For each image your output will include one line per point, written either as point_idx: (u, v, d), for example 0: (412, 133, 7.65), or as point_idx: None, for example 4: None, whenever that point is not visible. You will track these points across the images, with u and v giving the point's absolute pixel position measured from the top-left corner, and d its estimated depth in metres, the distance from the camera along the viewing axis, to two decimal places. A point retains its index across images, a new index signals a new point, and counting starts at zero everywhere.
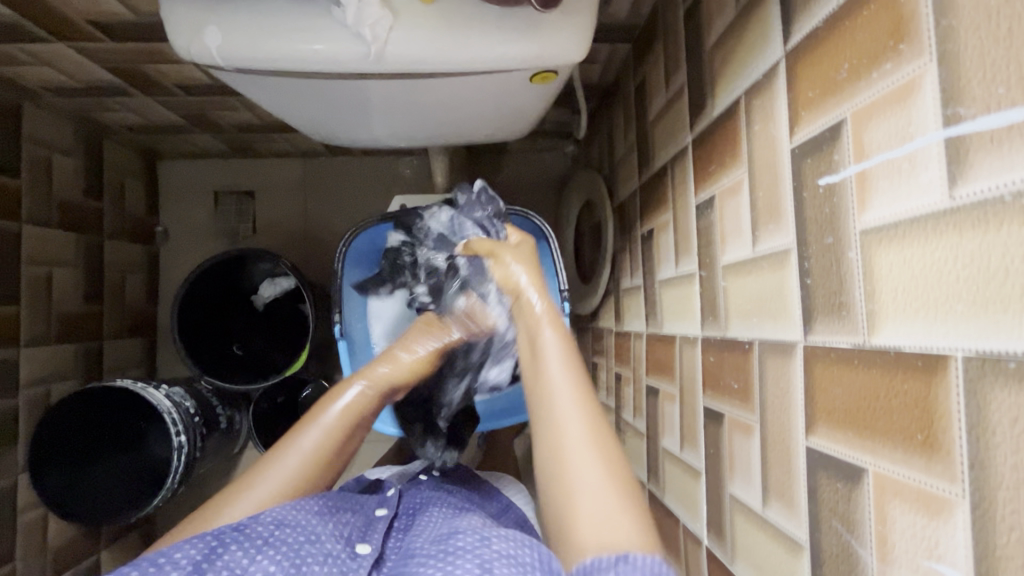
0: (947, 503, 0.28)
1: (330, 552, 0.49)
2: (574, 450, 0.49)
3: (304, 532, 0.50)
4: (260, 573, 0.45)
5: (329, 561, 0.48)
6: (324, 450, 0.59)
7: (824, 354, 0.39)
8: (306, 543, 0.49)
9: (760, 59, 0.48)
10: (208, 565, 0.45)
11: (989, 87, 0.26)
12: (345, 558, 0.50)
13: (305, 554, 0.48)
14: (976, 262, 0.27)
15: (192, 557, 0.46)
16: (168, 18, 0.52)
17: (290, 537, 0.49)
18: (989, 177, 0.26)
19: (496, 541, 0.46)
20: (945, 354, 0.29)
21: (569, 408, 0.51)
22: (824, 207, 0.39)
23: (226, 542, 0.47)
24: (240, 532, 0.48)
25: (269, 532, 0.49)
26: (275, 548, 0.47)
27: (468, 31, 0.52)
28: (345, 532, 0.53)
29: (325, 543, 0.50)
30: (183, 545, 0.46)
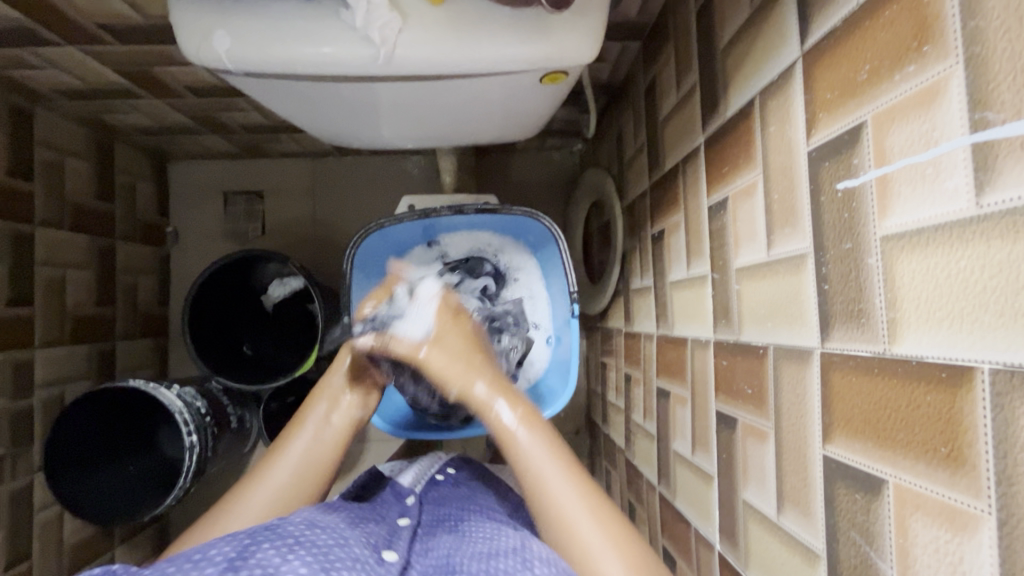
0: (973, 519, 0.28)
1: (359, 557, 0.47)
2: (558, 494, 0.52)
3: (333, 536, 0.48)
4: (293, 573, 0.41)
5: (360, 566, 0.45)
6: (312, 459, 0.62)
7: (842, 362, 0.38)
8: (335, 546, 0.46)
9: (775, 60, 0.47)
10: (241, 562, 0.41)
11: (1019, 91, 0.25)
12: (373, 563, 0.47)
13: (335, 557, 0.44)
14: (1005, 272, 0.26)
15: (225, 555, 0.42)
16: (177, 24, 0.52)
17: (319, 539, 0.46)
18: (1019, 185, 0.25)
19: (538, 566, 0.44)
20: (971, 366, 0.28)
21: (544, 459, 0.54)
22: (843, 213, 0.38)
23: (259, 541, 0.44)
24: (271, 532, 0.46)
25: (299, 533, 0.46)
26: (307, 550, 0.44)
27: (477, 33, 0.52)
28: (370, 539, 0.52)
29: (353, 547, 0.48)
30: (217, 545, 0.43)
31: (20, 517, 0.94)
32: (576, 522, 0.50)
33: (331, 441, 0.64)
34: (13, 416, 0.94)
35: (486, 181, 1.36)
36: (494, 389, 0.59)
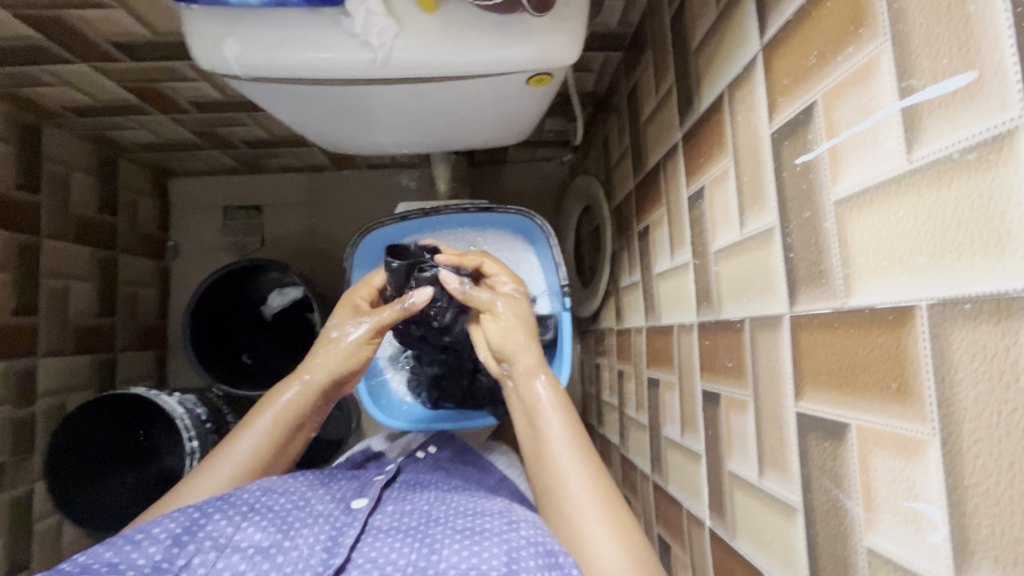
0: (920, 443, 0.30)
1: (323, 514, 0.54)
2: (572, 491, 0.55)
3: (292, 500, 0.54)
4: (246, 542, 0.49)
5: (323, 522, 0.52)
6: (261, 450, 0.62)
7: (808, 322, 0.41)
8: (294, 510, 0.53)
9: (740, 54, 0.51)
10: (188, 537, 0.48)
11: (935, 59, 0.29)
12: (338, 514, 0.54)
13: (293, 519, 0.52)
14: (933, 217, 0.30)
15: (171, 531, 0.48)
16: (188, 33, 0.56)
17: (276, 505, 0.53)
18: (941, 139, 0.29)
19: (524, 526, 0.48)
20: (912, 305, 0.31)
21: (574, 476, 0.56)
22: (802, 184, 0.41)
23: (208, 512, 0.50)
24: (223, 501, 0.51)
25: (255, 500, 0.52)
26: (262, 516, 0.51)
27: (466, 38, 0.56)
28: (337, 494, 0.58)
29: (315, 506, 0.54)
30: (162, 521, 0.48)
31: (20, 525, 0.95)
32: (580, 506, 0.53)
33: (286, 436, 0.64)
34: (15, 423, 0.96)
35: (480, 191, 1.41)
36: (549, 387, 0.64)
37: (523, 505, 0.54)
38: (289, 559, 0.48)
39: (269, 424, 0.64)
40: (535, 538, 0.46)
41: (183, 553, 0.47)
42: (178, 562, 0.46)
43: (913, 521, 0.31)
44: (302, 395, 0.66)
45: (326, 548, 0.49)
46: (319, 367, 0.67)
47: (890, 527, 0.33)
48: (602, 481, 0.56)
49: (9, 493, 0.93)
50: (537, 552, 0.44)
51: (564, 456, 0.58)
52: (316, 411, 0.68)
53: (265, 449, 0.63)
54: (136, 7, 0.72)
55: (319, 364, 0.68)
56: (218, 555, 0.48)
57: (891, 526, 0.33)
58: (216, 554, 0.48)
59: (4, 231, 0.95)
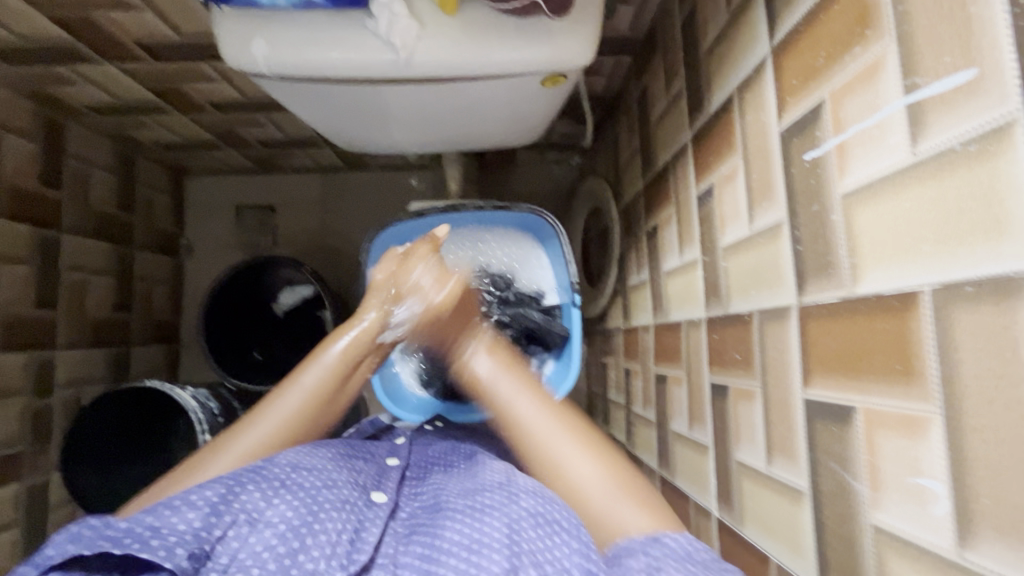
0: (924, 421, 0.32)
1: (347, 499, 0.51)
2: (557, 448, 0.53)
3: (319, 479, 0.51)
4: (277, 518, 0.47)
5: (346, 509, 0.50)
6: (323, 389, 0.60)
7: (816, 311, 0.43)
8: (322, 489, 0.50)
9: (750, 56, 0.53)
10: (224, 508, 0.47)
11: (938, 57, 0.31)
12: (361, 505, 0.51)
13: (322, 500, 0.49)
14: (937, 206, 0.31)
15: (208, 499, 0.47)
16: (219, 33, 0.58)
17: (305, 482, 0.50)
18: (944, 132, 0.31)
19: (524, 497, 0.48)
20: (916, 290, 0.33)
21: (563, 446, 0.53)
22: (810, 179, 0.43)
23: (243, 483, 0.49)
24: (256, 474, 0.50)
25: (285, 476, 0.50)
26: (292, 493, 0.49)
27: (485, 40, 0.58)
28: (359, 479, 0.55)
29: (342, 489, 0.52)
30: (200, 489, 0.47)
31: (36, 514, 0.96)
32: (571, 461, 0.52)
33: (346, 373, 0.61)
34: (34, 414, 0.97)
35: (488, 193, 1.43)
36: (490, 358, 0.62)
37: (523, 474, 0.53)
38: (319, 543, 0.46)
39: (334, 360, 0.61)
40: (537, 509, 0.47)
41: (219, 524, 0.46)
42: (214, 534, 0.45)
43: (918, 496, 0.33)
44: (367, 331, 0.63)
45: (351, 539, 0.47)
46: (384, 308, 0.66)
47: (896, 504, 0.35)
48: (597, 443, 0.54)
49: (27, 482, 0.95)
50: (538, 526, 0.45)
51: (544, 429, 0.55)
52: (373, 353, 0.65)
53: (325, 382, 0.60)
54: (165, 8, 0.75)
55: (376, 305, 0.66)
56: (250, 530, 0.46)
57: (897, 503, 0.34)
58: (247, 529, 0.46)
59: (28, 225, 0.97)
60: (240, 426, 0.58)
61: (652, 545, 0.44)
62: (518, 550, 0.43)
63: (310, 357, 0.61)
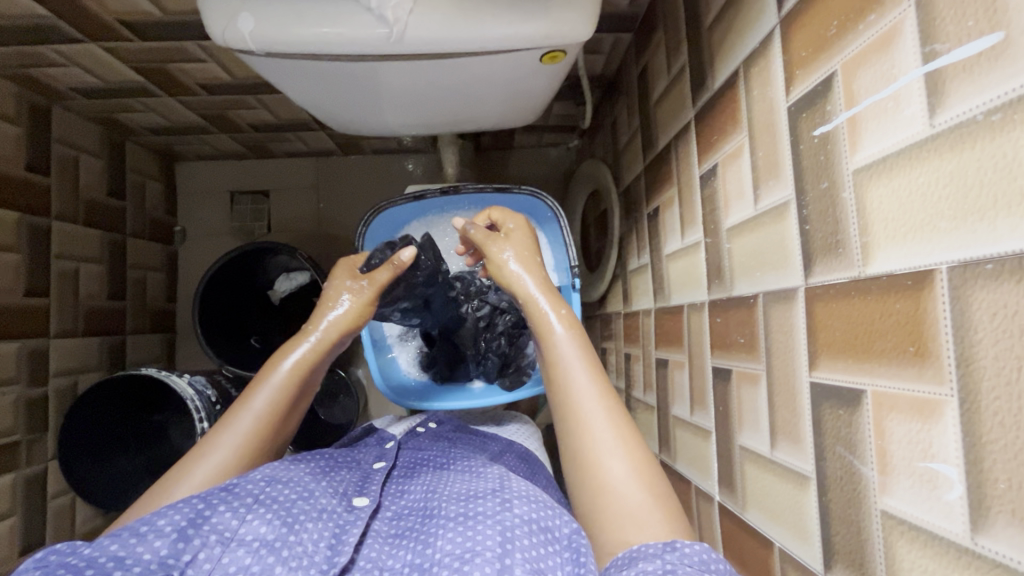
0: (938, 404, 0.31)
1: (325, 508, 0.51)
2: (598, 437, 0.51)
3: (296, 491, 0.51)
4: (251, 535, 0.45)
5: (324, 518, 0.49)
6: (274, 407, 0.60)
7: (824, 293, 0.41)
8: (298, 501, 0.50)
9: (756, 29, 0.51)
10: (194, 530, 0.44)
11: (960, 21, 0.29)
12: (341, 511, 0.51)
13: (298, 512, 0.48)
14: (956, 179, 0.30)
15: (176, 523, 0.44)
16: (203, 8, 0.56)
17: (281, 496, 0.49)
18: (963, 102, 0.29)
19: (517, 504, 0.47)
20: (932, 269, 0.31)
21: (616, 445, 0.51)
22: (820, 155, 0.42)
23: (214, 503, 0.47)
24: (228, 493, 0.48)
25: (259, 491, 0.49)
26: (267, 508, 0.48)
27: (482, 13, 0.56)
28: (339, 488, 0.56)
29: (319, 498, 0.51)
30: (167, 512, 0.45)
31: (36, 502, 0.96)
32: (609, 457, 0.50)
33: (296, 387, 0.62)
34: (29, 403, 0.97)
35: (486, 177, 1.41)
36: (566, 323, 0.60)
37: (516, 479, 0.53)
38: (296, 554, 0.45)
39: (284, 378, 0.61)
40: (529, 516, 0.45)
41: (188, 548, 0.43)
42: (184, 558, 0.42)
43: (928, 480, 0.32)
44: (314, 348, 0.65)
45: (332, 544, 0.47)
46: (329, 328, 0.67)
47: (905, 488, 0.34)
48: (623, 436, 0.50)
49: (25, 470, 0.95)
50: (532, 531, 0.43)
51: (600, 425, 0.52)
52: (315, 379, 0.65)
53: (276, 404, 0.60)
54: None
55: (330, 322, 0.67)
56: (223, 550, 0.44)
57: (907, 488, 0.34)
58: (221, 549, 0.44)
59: (16, 212, 0.95)
60: (186, 462, 0.55)
61: (668, 550, 0.40)
62: (508, 551, 0.41)
63: (258, 380, 0.61)
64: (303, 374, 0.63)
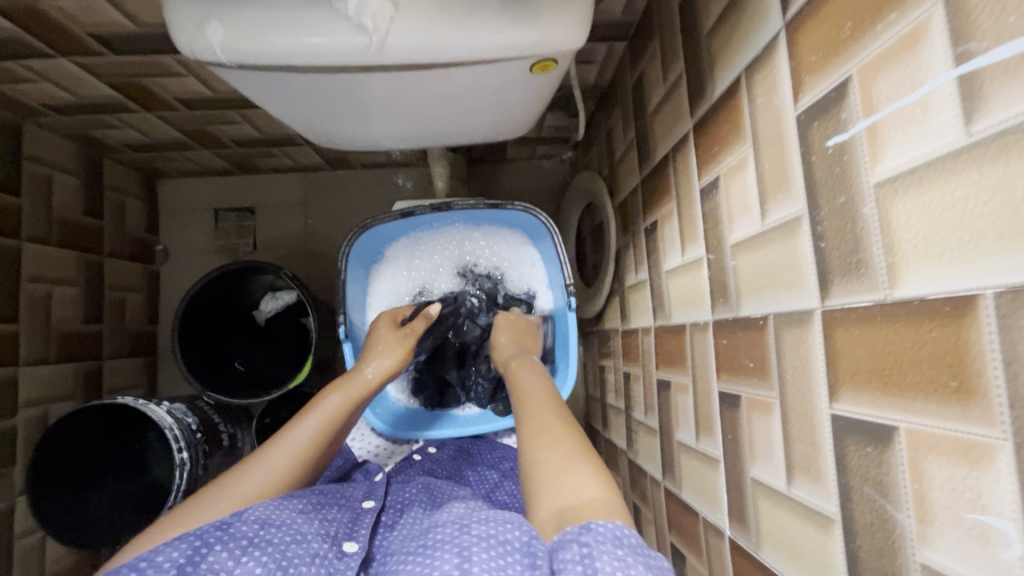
0: (988, 449, 0.27)
1: (317, 553, 0.48)
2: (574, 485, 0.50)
3: (290, 533, 0.48)
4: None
5: (316, 563, 0.47)
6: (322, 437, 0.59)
7: (844, 317, 0.38)
8: (291, 544, 0.47)
9: (759, 35, 0.48)
10: (192, 568, 0.42)
11: (1000, 18, 0.26)
12: (332, 558, 0.48)
13: (291, 555, 0.46)
14: (1001, 193, 0.27)
15: (175, 560, 0.42)
16: (170, 17, 0.53)
17: (275, 538, 0.47)
18: (1007, 108, 0.26)
19: (477, 524, 0.44)
20: (974, 294, 0.28)
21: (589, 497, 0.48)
22: (835, 167, 0.38)
23: (209, 542, 0.45)
24: (223, 531, 0.46)
25: (255, 532, 0.46)
26: (262, 551, 0.45)
27: (467, 21, 0.53)
28: (329, 530, 0.51)
29: (311, 543, 0.48)
30: (166, 549, 0.43)
31: (1, 542, 0.90)
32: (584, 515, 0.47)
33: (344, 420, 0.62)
34: None
35: (477, 191, 1.37)
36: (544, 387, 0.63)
37: (485, 506, 0.50)
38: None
39: (338, 407, 0.61)
40: (488, 532, 0.43)
41: None
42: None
43: (979, 535, 0.28)
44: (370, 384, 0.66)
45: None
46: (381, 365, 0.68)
47: (949, 542, 0.30)
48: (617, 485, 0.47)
49: None
50: (492, 552, 0.41)
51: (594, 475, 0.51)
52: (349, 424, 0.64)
53: (313, 445, 0.58)
54: None
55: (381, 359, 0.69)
56: None
57: (951, 541, 0.30)
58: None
59: None
60: (235, 471, 0.54)
61: (582, 533, 0.40)
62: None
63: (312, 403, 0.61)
64: (340, 421, 0.61)
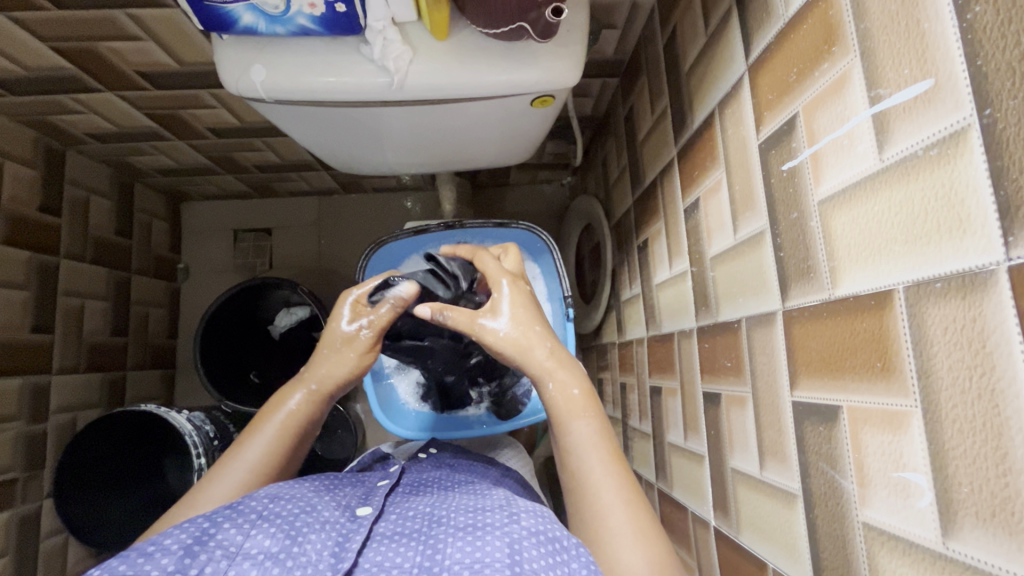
0: (904, 416, 0.33)
1: (329, 519, 0.51)
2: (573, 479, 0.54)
3: (300, 505, 0.51)
4: (256, 548, 0.45)
5: (329, 527, 0.49)
6: (267, 460, 0.62)
7: (800, 315, 0.44)
8: (302, 514, 0.50)
9: (728, 75, 0.55)
10: (200, 547, 0.44)
11: (898, 69, 0.33)
12: (345, 521, 0.51)
13: (301, 524, 0.49)
14: (904, 209, 0.33)
15: (182, 542, 0.44)
16: (218, 61, 0.60)
17: (285, 510, 0.50)
18: (905, 139, 0.33)
19: (525, 517, 0.48)
20: (890, 289, 0.34)
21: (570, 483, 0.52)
22: (789, 188, 0.45)
23: (218, 522, 0.47)
24: (231, 511, 0.48)
25: (263, 508, 0.50)
26: (271, 522, 0.48)
27: (475, 64, 0.61)
28: (341, 502, 0.55)
29: (322, 512, 0.51)
30: (173, 532, 0.45)
31: (28, 542, 0.95)
32: None
33: (291, 438, 0.64)
34: (28, 439, 0.97)
35: (482, 213, 1.45)
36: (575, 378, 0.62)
37: (523, 496, 0.53)
38: (300, 564, 0.45)
39: (277, 429, 0.64)
40: (537, 527, 0.46)
41: (195, 563, 0.43)
42: (191, 572, 0.42)
43: (902, 489, 0.34)
44: (307, 399, 0.66)
45: (334, 552, 0.47)
46: (326, 374, 0.67)
47: (882, 499, 0.35)
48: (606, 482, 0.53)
49: (18, 509, 0.94)
50: (537, 542, 0.44)
51: (588, 458, 0.57)
52: (318, 419, 0.68)
53: (259, 468, 0.61)
54: (167, 39, 0.77)
55: (323, 371, 0.68)
56: (230, 564, 0.43)
57: (885, 499, 0.35)
58: (228, 562, 0.43)
59: (27, 251, 0.99)
60: (186, 503, 0.58)
61: None
62: (519, 566, 0.41)
63: (250, 431, 0.63)
64: (285, 441, 0.64)
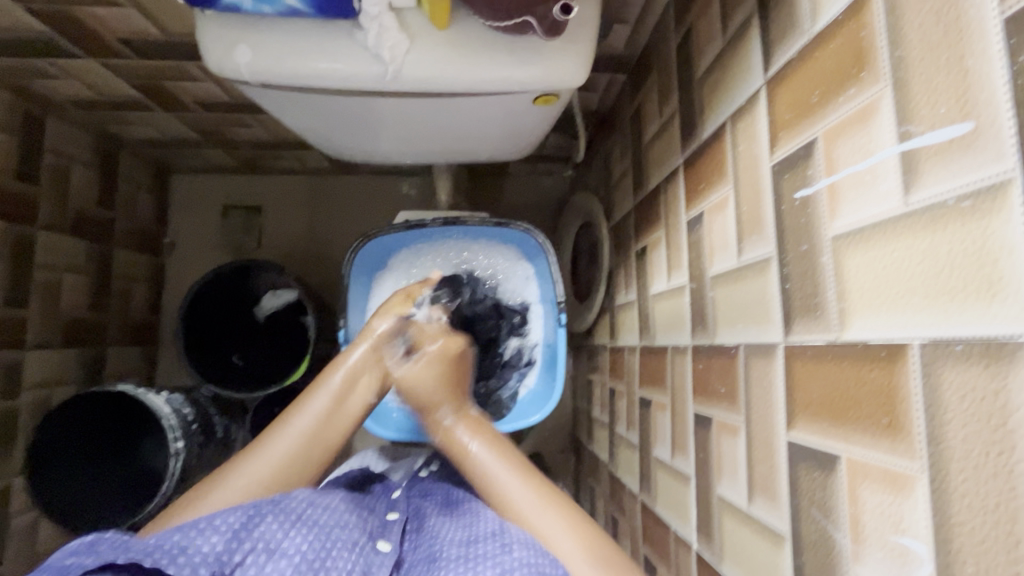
0: (909, 479, 0.31)
1: (356, 541, 0.49)
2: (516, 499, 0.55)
3: (333, 518, 0.50)
4: (293, 549, 0.44)
5: (355, 552, 0.47)
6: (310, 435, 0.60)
7: (801, 352, 0.42)
8: (335, 529, 0.48)
9: (742, 88, 0.52)
10: (246, 533, 0.44)
11: (933, 107, 0.30)
12: (368, 551, 0.49)
13: (334, 539, 0.47)
14: (927, 259, 0.31)
15: (231, 524, 0.44)
16: (199, 37, 0.56)
17: (321, 519, 0.49)
18: (935, 185, 0.30)
19: (517, 548, 0.45)
20: (904, 343, 0.32)
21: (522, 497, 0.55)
22: (800, 218, 0.42)
23: (263, 513, 0.46)
24: (275, 506, 0.47)
25: (303, 511, 0.48)
26: (309, 528, 0.47)
27: (477, 57, 0.57)
28: (366, 526, 0.53)
29: (351, 531, 0.50)
30: (223, 513, 0.45)
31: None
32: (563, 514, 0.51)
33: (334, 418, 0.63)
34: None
35: (479, 203, 1.42)
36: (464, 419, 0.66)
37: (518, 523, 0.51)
38: None
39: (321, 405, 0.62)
40: (529, 560, 0.44)
41: (240, 549, 0.42)
42: (235, 560, 0.42)
43: (899, 555, 0.32)
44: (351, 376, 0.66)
45: None
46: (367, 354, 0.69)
47: (877, 560, 0.34)
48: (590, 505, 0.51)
49: None
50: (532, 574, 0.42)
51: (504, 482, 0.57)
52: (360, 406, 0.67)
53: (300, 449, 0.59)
54: (150, 6, 0.73)
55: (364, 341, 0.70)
56: (268, 559, 0.43)
57: (879, 560, 0.34)
58: (266, 558, 0.43)
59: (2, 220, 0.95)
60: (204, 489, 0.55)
61: None
62: None
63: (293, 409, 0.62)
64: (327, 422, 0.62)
